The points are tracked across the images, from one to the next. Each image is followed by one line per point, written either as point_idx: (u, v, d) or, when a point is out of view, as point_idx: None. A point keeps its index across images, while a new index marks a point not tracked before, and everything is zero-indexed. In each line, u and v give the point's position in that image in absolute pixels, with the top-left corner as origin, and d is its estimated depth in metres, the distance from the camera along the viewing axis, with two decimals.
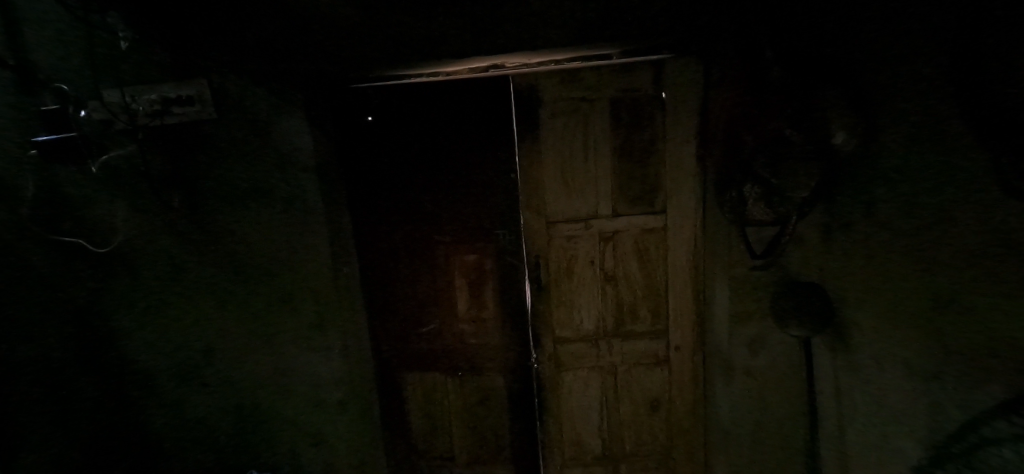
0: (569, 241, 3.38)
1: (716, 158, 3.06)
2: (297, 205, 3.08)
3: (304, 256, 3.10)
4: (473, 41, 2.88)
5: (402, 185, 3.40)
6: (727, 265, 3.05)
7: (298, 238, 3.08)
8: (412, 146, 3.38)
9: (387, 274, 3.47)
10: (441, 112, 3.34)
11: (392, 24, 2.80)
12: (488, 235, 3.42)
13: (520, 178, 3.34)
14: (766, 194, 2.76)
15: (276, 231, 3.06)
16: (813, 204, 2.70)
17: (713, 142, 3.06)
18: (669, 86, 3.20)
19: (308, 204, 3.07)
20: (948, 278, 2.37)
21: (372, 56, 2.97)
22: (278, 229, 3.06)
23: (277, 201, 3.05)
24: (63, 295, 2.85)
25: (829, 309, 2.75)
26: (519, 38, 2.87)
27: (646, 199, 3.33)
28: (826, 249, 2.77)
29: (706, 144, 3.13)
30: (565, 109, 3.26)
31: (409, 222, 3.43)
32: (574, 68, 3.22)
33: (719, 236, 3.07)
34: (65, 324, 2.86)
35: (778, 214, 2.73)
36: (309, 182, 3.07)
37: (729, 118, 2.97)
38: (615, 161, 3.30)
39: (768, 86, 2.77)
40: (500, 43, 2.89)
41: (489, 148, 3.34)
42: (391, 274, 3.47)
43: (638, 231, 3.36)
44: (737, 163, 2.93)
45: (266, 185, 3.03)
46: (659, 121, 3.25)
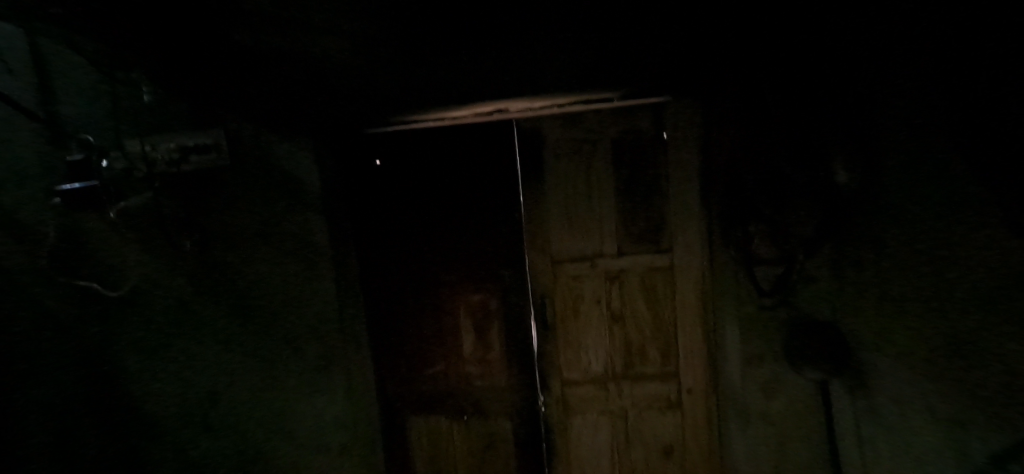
0: (576, 281, 3.36)
1: (722, 197, 3.04)
2: (308, 248, 3.21)
3: (312, 298, 3.16)
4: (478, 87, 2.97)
5: (409, 226, 3.47)
6: (737, 303, 3.01)
7: (311, 281, 3.23)
8: (419, 189, 3.46)
9: (394, 314, 3.52)
10: (447, 156, 3.42)
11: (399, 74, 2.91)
12: (494, 276, 3.43)
13: (525, 218, 3.37)
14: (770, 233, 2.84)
15: (288, 273, 3.19)
16: (824, 241, 2.62)
17: (716, 180, 3.07)
18: (670, 126, 3.24)
19: (319, 247, 3.23)
20: (938, 312, 2.01)
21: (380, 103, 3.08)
22: (291, 271, 3.19)
23: (290, 244, 3.19)
24: None
25: (847, 350, 2.55)
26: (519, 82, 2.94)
27: (652, 238, 3.32)
28: (840, 285, 2.59)
29: (711, 182, 3.12)
30: (569, 150, 3.31)
31: (415, 263, 3.49)
32: (575, 111, 3.31)
33: (726, 274, 3.05)
34: None
35: (784, 251, 2.80)
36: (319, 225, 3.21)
37: (731, 157, 2.99)
38: (619, 200, 3.32)
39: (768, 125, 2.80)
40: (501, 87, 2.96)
41: (495, 190, 3.39)
42: (398, 314, 3.51)
43: (645, 270, 3.34)
44: (741, 201, 2.94)
45: (279, 229, 3.18)
46: (660, 161, 3.28)
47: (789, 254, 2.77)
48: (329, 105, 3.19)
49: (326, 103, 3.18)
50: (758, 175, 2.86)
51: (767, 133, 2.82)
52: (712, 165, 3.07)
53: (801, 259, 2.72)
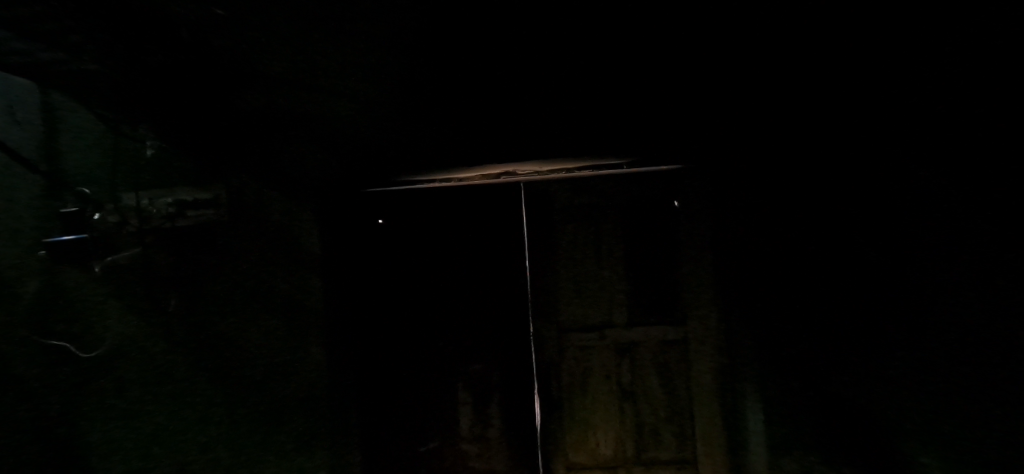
0: (583, 352, 3.14)
1: (734, 267, 2.91)
2: (299, 312, 2.96)
3: (302, 366, 2.95)
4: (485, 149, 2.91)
5: (409, 290, 3.30)
6: (756, 384, 2.81)
7: (297, 343, 3.04)
8: (421, 251, 3.32)
9: (386, 384, 3.28)
10: (452, 218, 3.32)
11: (406, 134, 2.88)
12: (496, 345, 3.22)
13: (532, 285, 3.19)
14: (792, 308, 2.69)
15: (276, 335, 3.01)
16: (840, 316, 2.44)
17: (729, 250, 2.93)
18: (682, 193, 3.13)
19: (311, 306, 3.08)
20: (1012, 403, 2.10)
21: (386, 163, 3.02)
22: (278, 332, 3.02)
23: (280, 303, 3.03)
24: (52, 413, 2.51)
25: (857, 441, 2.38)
26: (529, 144, 2.85)
27: (664, 308, 3.14)
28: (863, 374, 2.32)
29: (724, 251, 2.98)
30: (577, 215, 3.20)
31: (414, 329, 3.28)
32: (584, 176, 3.21)
33: (732, 347, 2.95)
34: (37, 445, 2.47)
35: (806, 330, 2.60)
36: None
37: (742, 226, 2.89)
38: (629, 268, 3.16)
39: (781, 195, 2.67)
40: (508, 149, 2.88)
41: (499, 254, 3.26)
42: (389, 384, 3.27)
43: (657, 343, 3.13)
44: (762, 275, 2.78)
45: (268, 286, 3.02)
46: (676, 228, 3.13)
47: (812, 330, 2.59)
48: (335, 163, 3.11)
49: (331, 162, 3.11)
50: (776, 244, 2.72)
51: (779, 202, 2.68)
52: (725, 234, 2.93)
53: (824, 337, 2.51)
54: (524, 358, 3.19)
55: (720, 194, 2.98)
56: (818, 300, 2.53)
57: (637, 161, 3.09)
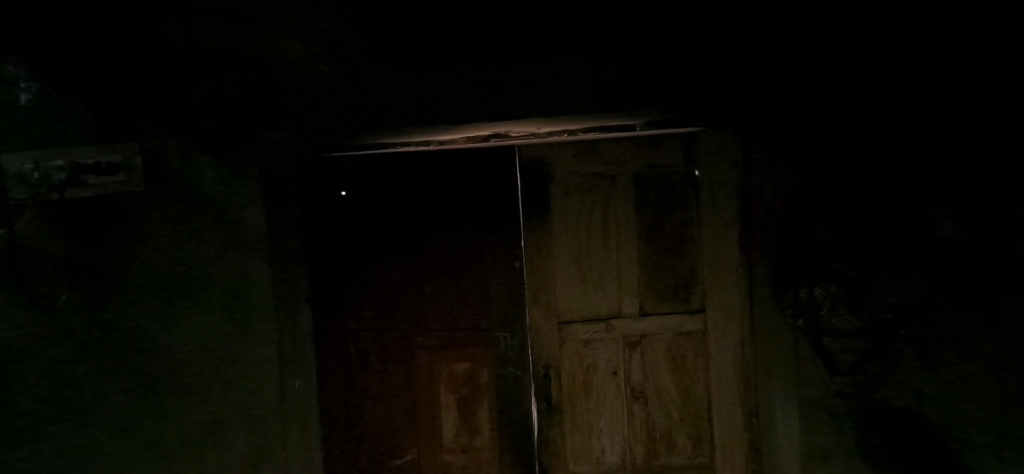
0: (587, 347, 2.68)
1: (764, 247, 2.45)
2: (245, 303, 2.42)
3: (251, 368, 2.42)
4: (475, 105, 2.37)
5: (380, 277, 2.79)
6: (798, 386, 2.38)
7: (240, 345, 2.41)
8: (393, 228, 2.79)
9: (352, 389, 2.76)
10: (430, 189, 2.77)
11: (379, 86, 2.36)
12: (484, 340, 2.72)
13: (528, 270, 2.68)
14: (846, 296, 2.23)
15: (212, 335, 2.39)
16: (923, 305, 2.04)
17: (761, 229, 2.46)
18: (703, 162, 2.66)
19: (259, 301, 2.43)
20: None
21: (349, 120, 2.43)
22: (214, 331, 2.40)
23: (217, 296, 2.40)
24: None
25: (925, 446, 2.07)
26: (528, 99, 2.36)
27: (681, 295, 2.71)
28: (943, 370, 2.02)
29: (752, 229, 2.52)
30: (581, 186, 2.69)
31: (384, 320, 2.77)
32: (590, 138, 2.68)
33: (779, 348, 2.45)
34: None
35: (866, 322, 2.18)
36: (261, 273, 2.43)
37: (792, 200, 2.34)
38: (641, 249, 2.71)
39: (840, 160, 2.22)
40: (503, 107, 2.38)
41: (488, 233, 2.74)
42: (355, 388, 2.76)
43: (674, 335, 2.71)
44: (803, 256, 2.32)
45: (200, 275, 2.39)
46: (693, 203, 2.69)
47: (881, 326, 2.14)
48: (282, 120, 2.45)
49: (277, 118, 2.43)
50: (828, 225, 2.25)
51: (839, 169, 2.22)
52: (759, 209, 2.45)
53: (896, 331, 2.11)
54: (518, 355, 2.71)
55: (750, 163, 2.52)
56: (884, 284, 2.13)
57: (654, 122, 2.54)
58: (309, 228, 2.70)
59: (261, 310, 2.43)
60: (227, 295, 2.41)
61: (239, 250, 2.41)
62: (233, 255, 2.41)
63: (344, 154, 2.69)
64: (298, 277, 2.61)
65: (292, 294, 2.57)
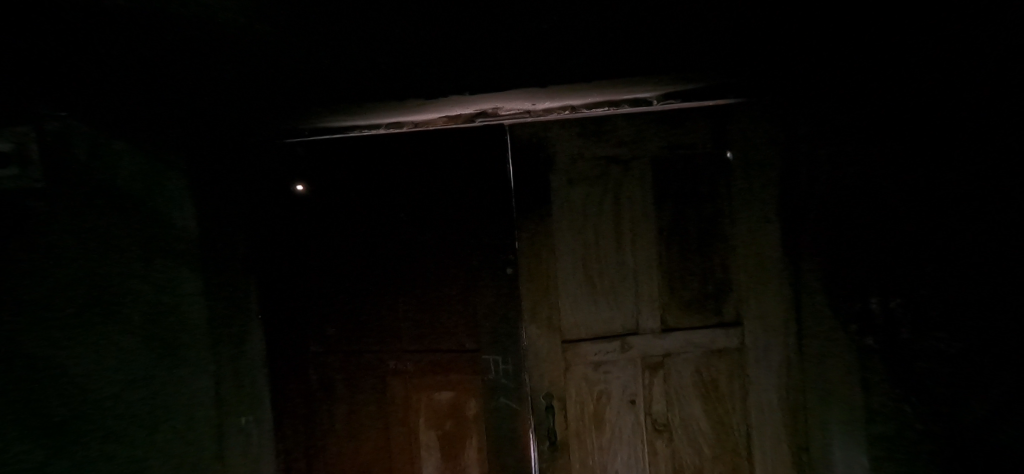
0: (599, 370, 2.19)
1: (819, 244, 2.00)
2: (171, 331, 1.98)
3: (181, 401, 2.00)
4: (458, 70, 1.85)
5: (344, 287, 2.29)
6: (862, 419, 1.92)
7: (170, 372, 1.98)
8: (361, 229, 2.30)
9: (313, 421, 2.30)
10: (403, 180, 2.27)
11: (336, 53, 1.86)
12: (472, 364, 2.21)
13: (524, 278, 2.15)
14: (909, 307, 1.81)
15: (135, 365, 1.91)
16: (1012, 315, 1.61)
17: (815, 222, 2.00)
18: (737, 142, 2.15)
19: (189, 320, 2.01)
20: None
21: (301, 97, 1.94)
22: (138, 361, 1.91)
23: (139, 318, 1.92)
24: None
25: None
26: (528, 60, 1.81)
27: (712, 304, 2.22)
28: None
29: (802, 225, 2.04)
30: (585, 173, 2.19)
31: (349, 341, 2.28)
32: (600, 116, 2.18)
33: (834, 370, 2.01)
34: None
35: (946, 340, 1.73)
36: (190, 293, 2.01)
37: (851, 190, 1.89)
38: (661, 249, 2.22)
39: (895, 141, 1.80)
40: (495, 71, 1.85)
41: (476, 233, 2.22)
42: (318, 420, 2.30)
43: (703, 354, 2.22)
44: (863, 261, 1.89)
45: (117, 291, 1.88)
46: (725, 191, 2.20)
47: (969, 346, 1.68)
48: (215, 98, 1.97)
49: (210, 96, 1.95)
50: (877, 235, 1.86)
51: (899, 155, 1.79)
52: (806, 199, 2.00)
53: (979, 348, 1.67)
54: (515, 387, 2.17)
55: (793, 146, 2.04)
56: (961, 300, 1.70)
57: (678, 92, 2.07)
58: (256, 232, 2.23)
59: (189, 338, 2.01)
60: (148, 320, 1.93)
61: (163, 263, 1.96)
62: (155, 269, 1.95)
63: (298, 140, 2.19)
64: (246, 293, 2.19)
65: (236, 315, 2.16)
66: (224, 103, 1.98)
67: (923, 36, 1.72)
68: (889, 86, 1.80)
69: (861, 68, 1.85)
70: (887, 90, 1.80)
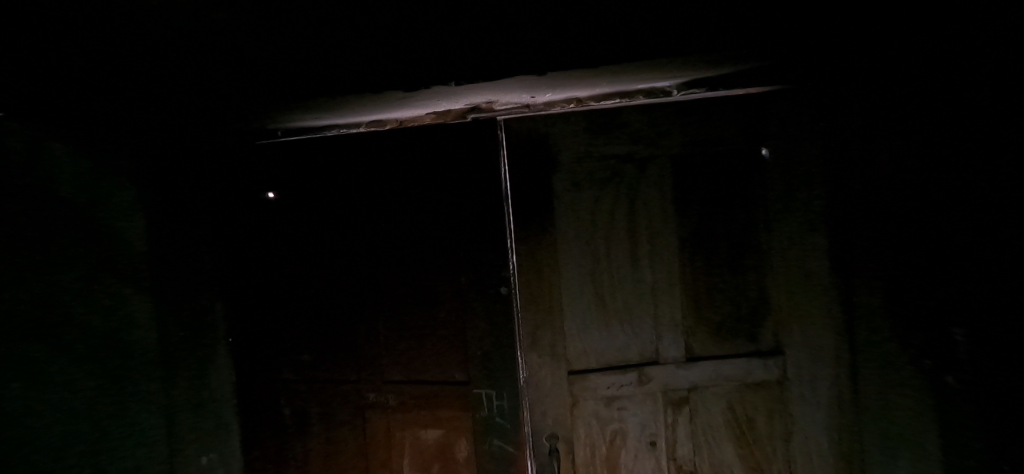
0: (612, 406, 1.87)
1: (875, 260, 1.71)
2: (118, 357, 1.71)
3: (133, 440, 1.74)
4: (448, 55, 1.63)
5: (319, 309, 2.01)
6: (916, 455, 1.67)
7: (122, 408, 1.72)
8: (337, 242, 2.00)
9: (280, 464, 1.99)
10: (383, 185, 1.97)
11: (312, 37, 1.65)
12: (461, 400, 1.88)
13: (524, 298, 1.85)
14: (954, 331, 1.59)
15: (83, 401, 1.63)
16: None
17: (863, 226, 1.76)
18: (771, 137, 1.86)
19: (144, 345, 1.78)
20: None
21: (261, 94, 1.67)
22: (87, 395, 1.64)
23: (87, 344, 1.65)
24: None
25: None
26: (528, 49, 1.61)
27: (746, 330, 1.88)
28: None
29: (856, 239, 1.77)
30: (594, 176, 1.88)
31: (324, 372, 1.99)
32: (613, 110, 1.88)
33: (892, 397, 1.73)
34: None
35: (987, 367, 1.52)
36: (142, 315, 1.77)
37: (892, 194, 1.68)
38: (684, 264, 1.89)
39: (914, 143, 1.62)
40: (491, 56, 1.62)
41: (468, 245, 1.89)
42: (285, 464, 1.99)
43: (736, 389, 1.88)
44: (899, 278, 1.69)
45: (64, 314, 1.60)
46: (762, 196, 1.88)
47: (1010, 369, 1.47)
48: (165, 93, 1.69)
49: (161, 89, 1.68)
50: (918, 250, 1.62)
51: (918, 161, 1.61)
52: (852, 199, 1.78)
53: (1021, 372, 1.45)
54: (513, 427, 1.85)
55: (837, 150, 1.81)
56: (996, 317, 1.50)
57: (704, 81, 1.78)
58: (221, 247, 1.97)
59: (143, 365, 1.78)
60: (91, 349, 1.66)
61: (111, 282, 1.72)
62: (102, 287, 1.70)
63: (272, 140, 1.95)
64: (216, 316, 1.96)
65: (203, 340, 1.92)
66: (176, 99, 1.71)
67: (924, 36, 1.53)
68: (888, 86, 1.65)
69: (871, 65, 1.66)
70: (887, 90, 1.66)
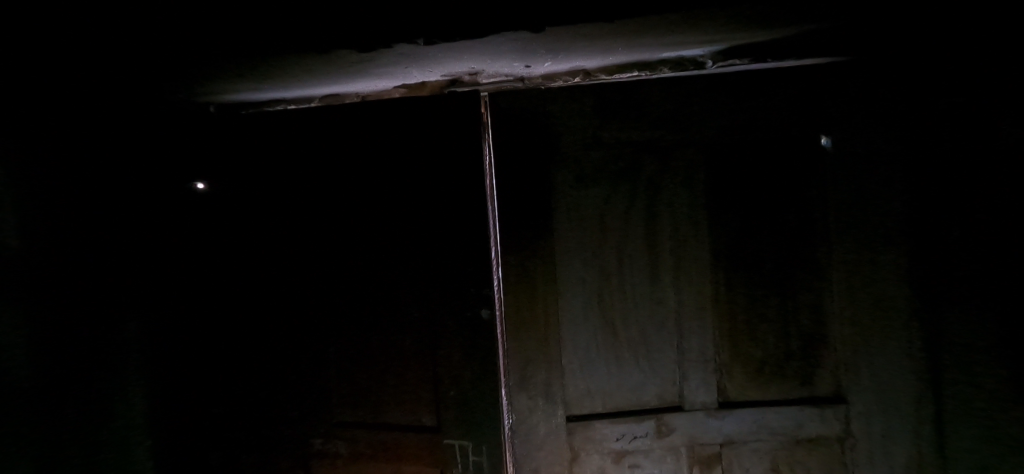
0: (624, 467, 1.46)
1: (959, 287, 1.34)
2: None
3: None
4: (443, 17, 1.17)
5: (258, 329, 1.62)
6: None
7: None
8: (282, 246, 1.61)
9: None
10: (338, 179, 1.58)
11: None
12: (431, 456, 1.48)
13: (512, 323, 1.45)
14: None
15: None
16: None
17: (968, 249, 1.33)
18: (832, 121, 1.45)
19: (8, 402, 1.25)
20: None
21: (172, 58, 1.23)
22: None
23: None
24: None
25: None
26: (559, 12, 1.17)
27: (795, 369, 1.48)
28: None
29: (949, 261, 1.36)
30: (603, 169, 1.48)
31: (263, 408, 1.61)
32: (630, 88, 1.48)
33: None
34: None
35: None
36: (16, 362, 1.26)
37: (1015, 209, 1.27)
38: (717, 284, 1.48)
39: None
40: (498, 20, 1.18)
41: (443, 254, 1.47)
42: None
43: (782, 445, 1.47)
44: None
45: None
46: (819, 197, 1.47)
47: None
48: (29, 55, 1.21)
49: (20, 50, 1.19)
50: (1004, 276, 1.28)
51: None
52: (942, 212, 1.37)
53: None
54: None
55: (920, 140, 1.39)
56: None
57: (756, 51, 1.39)
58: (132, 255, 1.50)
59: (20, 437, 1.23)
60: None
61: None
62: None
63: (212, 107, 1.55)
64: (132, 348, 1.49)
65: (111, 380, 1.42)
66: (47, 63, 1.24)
67: None
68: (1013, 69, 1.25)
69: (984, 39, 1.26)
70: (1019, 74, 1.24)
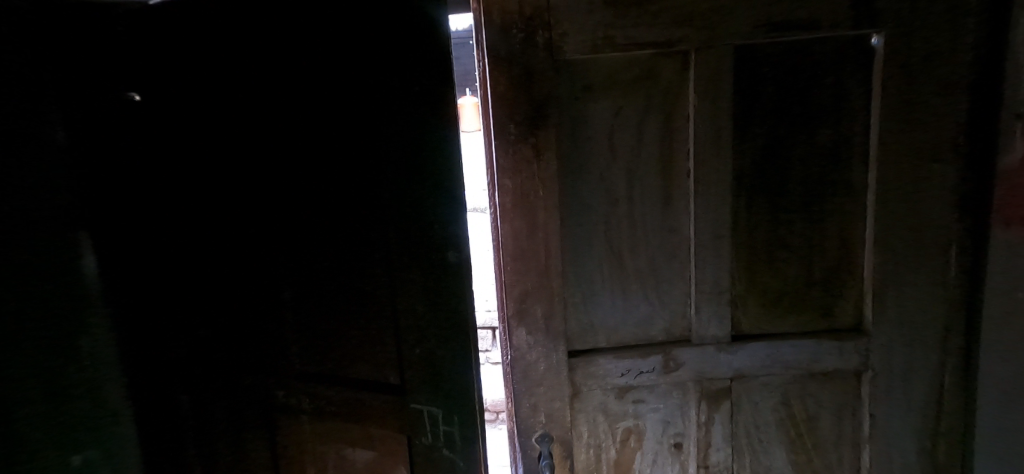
0: (628, 401, 1.38)
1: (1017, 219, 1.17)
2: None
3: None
4: None
5: (230, 256, 1.53)
6: None
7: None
8: (240, 169, 1.47)
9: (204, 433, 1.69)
10: (289, 93, 1.39)
11: None
12: (399, 411, 1.49)
13: (510, 256, 1.28)
14: None
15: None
16: None
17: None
18: (892, 13, 1.22)
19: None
20: None
21: None
22: None
23: None
24: None
25: None
26: None
27: (813, 300, 1.38)
28: None
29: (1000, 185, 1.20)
30: (615, 76, 1.27)
31: (241, 336, 1.60)
32: None
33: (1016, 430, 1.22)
34: None
35: None
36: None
37: None
38: (738, 210, 1.33)
39: None
40: None
41: (431, 181, 1.32)
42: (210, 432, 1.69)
43: (794, 378, 1.40)
44: None
45: None
46: (854, 109, 1.30)
47: None
48: None
49: None
50: None
51: None
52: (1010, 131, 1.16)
53: None
54: (464, 457, 1.46)
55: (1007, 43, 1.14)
56: None
57: None
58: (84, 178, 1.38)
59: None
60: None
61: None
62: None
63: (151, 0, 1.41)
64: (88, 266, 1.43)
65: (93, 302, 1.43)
66: None
67: None
68: None
69: None
70: None
